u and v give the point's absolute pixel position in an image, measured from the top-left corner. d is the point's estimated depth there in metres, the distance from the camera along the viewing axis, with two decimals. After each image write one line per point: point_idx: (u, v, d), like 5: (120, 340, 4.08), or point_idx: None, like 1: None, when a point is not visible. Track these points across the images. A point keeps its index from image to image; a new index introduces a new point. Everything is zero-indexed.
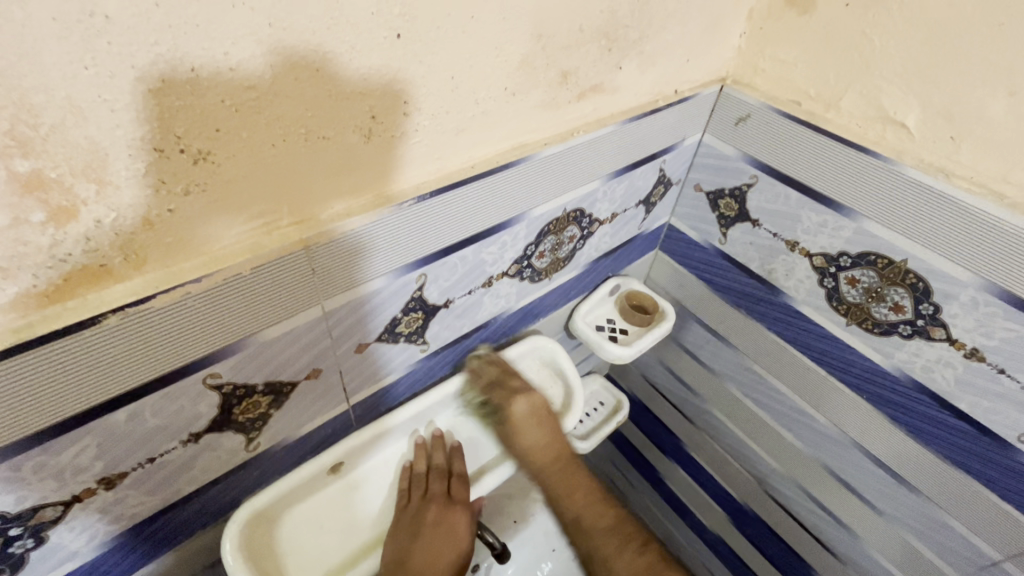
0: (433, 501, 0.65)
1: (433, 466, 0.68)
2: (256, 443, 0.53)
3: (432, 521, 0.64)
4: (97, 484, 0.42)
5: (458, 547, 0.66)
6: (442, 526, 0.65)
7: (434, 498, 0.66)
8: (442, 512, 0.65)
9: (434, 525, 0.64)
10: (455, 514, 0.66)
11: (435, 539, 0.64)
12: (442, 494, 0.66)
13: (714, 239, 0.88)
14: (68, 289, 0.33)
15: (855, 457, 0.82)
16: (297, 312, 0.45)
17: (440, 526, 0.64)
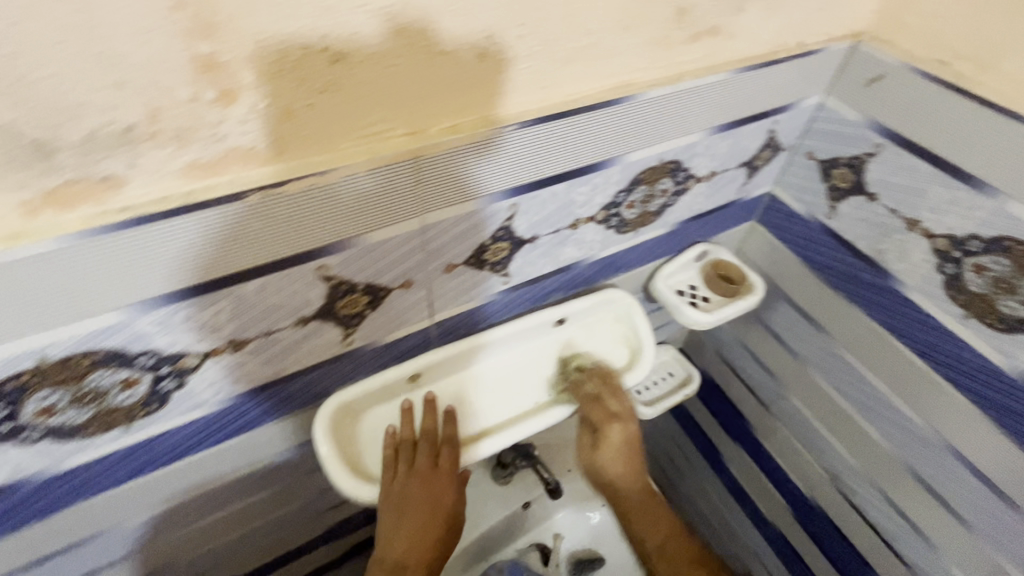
0: (404, 476, 0.64)
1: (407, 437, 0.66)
2: (351, 339, 0.59)
3: (411, 496, 0.64)
4: (226, 345, 0.49)
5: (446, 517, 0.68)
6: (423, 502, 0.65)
7: (416, 469, 0.65)
8: (414, 487, 0.64)
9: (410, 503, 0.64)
10: (430, 486, 0.65)
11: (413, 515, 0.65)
12: (412, 467, 0.65)
13: (820, 213, 0.82)
14: (224, 165, 0.39)
15: (951, 465, 0.75)
16: (400, 220, 0.50)
17: (420, 501, 0.65)
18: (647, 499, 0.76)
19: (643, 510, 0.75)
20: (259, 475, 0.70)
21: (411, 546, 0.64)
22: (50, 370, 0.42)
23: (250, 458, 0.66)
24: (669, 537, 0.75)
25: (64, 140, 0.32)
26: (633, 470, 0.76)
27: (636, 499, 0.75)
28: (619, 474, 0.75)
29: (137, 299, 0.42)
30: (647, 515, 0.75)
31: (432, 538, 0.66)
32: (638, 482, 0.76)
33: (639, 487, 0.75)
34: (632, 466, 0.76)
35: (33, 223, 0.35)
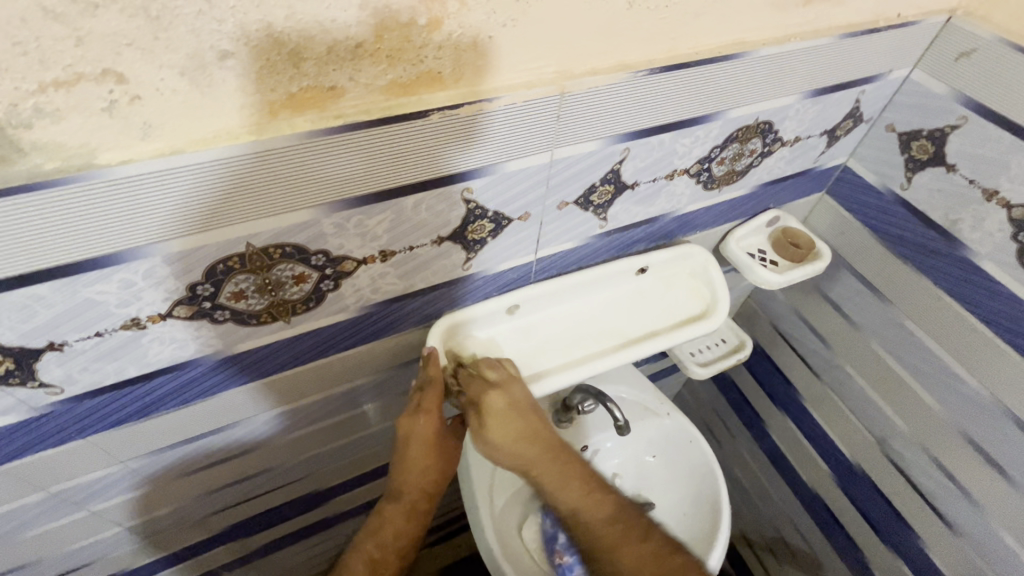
0: (406, 416, 0.70)
1: (424, 378, 0.69)
2: (469, 264, 0.66)
3: (410, 430, 0.70)
4: (378, 254, 0.57)
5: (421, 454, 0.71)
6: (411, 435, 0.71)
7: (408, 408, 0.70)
8: (412, 423, 0.69)
9: (408, 435, 0.70)
10: (426, 422, 0.70)
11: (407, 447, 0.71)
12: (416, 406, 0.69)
13: (894, 184, 0.86)
14: (417, 86, 0.45)
15: (1006, 428, 0.80)
16: (535, 153, 0.56)
17: (416, 434, 0.70)
18: (602, 508, 0.71)
19: (585, 500, 0.70)
20: (367, 387, 0.78)
21: (409, 471, 0.72)
22: (251, 257, 0.50)
23: (364, 369, 0.74)
24: (649, 552, 0.68)
25: (313, 51, 0.39)
26: (565, 467, 0.70)
27: (584, 500, 0.70)
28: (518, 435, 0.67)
29: (326, 201, 0.49)
30: (603, 522, 0.70)
31: (423, 469, 0.72)
32: (589, 478, 0.71)
33: (575, 471, 0.71)
34: (540, 443, 0.69)
35: (273, 123, 0.42)
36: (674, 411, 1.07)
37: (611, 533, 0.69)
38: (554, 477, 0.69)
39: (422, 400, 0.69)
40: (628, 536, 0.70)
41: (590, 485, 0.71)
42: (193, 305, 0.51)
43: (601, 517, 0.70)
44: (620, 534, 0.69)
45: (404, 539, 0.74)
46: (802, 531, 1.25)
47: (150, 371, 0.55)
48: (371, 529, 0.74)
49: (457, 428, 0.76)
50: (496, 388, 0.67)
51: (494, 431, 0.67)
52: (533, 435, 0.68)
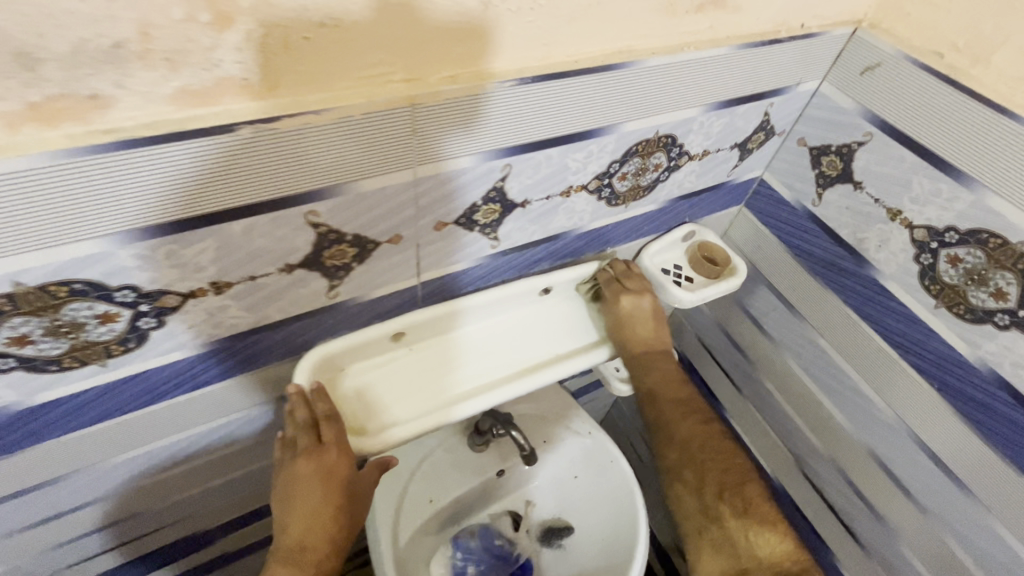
0: (302, 457, 0.61)
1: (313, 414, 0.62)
2: (336, 291, 0.58)
3: (306, 476, 0.61)
4: (209, 287, 0.49)
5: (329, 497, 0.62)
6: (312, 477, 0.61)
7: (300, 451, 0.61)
8: (308, 465, 0.61)
9: (302, 480, 0.61)
10: (328, 461, 0.61)
11: (306, 491, 0.61)
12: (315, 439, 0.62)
13: (806, 200, 0.83)
14: (216, 94, 0.37)
15: (909, 448, 0.79)
16: (394, 170, 0.49)
17: (312, 481, 0.61)
18: (682, 392, 0.80)
19: (653, 365, 0.79)
20: (237, 425, 0.70)
21: (304, 531, 0.61)
22: (25, 298, 0.41)
23: (227, 407, 0.66)
24: (682, 409, 0.78)
25: (49, 51, 0.31)
26: (660, 351, 0.80)
27: (663, 372, 0.79)
28: (645, 335, 0.79)
29: (118, 230, 0.40)
30: (687, 399, 0.80)
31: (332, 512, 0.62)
32: (664, 364, 0.80)
33: (667, 367, 0.80)
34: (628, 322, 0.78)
35: (15, 138, 0.34)
36: (595, 430, 1.03)
37: (674, 404, 0.78)
38: (655, 359, 0.79)
39: (322, 434, 0.62)
40: (682, 405, 0.79)
41: (679, 378, 0.80)
42: None
43: (681, 397, 0.79)
44: (690, 406, 0.79)
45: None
46: None
47: None
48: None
49: (368, 475, 0.68)
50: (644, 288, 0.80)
51: (622, 305, 0.78)
52: (647, 334, 0.80)
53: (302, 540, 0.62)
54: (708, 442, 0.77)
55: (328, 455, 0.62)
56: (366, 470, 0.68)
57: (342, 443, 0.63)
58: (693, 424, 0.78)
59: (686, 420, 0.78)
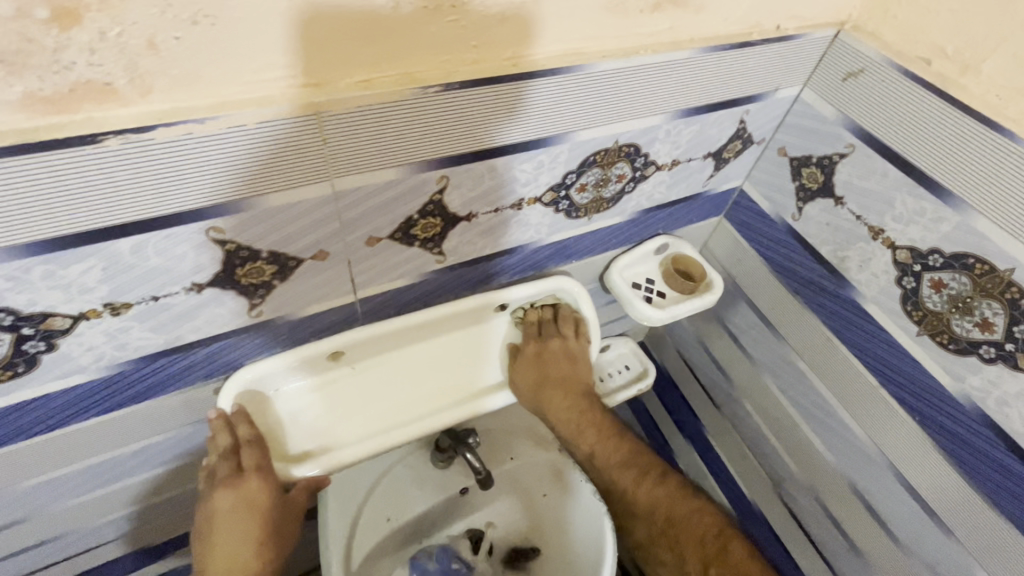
0: (224, 484, 0.59)
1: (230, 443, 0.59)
2: (259, 310, 0.54)
3: (226, 505, 0.59)
4: (103, 307, 0.45)
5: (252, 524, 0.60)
6: (232, 505, 0.60)
7: (219, 477, 0.60)
8: (231, 492, 0.59)
9: (224, 506, 0.59)
10: (248, 491, 0.60)
11: (227, 522, 0.60)
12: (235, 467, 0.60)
13: (786, 213, 0.78)
14: (73, 101, 0.33)
15: (888, 481, 0.74)
16: (306, 184, 0.45)
17: (233, 509, 0.60)
18: (623, 454, 0.76)
19: (585, 436, 0.75)
20: (168, 444, 0.66)
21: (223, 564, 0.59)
22: None
23: (153, 427, 0.62)
24: (639, 476, 0.75)
25: None
26: (585, 415, 0.76)
27: (595, 442, 0.76)
28: (559, 375, 0.74)
29: None
30: (627, 455, 0.76)
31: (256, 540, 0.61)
32: (593, 426, 0.76)
33: (594, 418, 0.76)
34: (543, 385, 0.73)
35: None
36: None
37: (623, 471, 0.75)
38: (585, 428, 0.75)
39: (244, 458, 0.60)
40: (636, 470, 0.76)
41: (612, 433, 0.76)
42: None
43: (625, 462, 0.75)
44: (635, 468, 0.76)
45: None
46: None
47: None
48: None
49: (297, 496, 0.65)
50: (553, 335, 0.74)
51: (525, 377, 0.72)
52: (559, 372, 0.74)
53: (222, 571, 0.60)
54: (669, 511, 0.73)
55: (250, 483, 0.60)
56: (297, 491, 0.66)
57: (266, 468, 0.60)
58: (653, 493, 0.74)
59: (648, 487, 0.74)
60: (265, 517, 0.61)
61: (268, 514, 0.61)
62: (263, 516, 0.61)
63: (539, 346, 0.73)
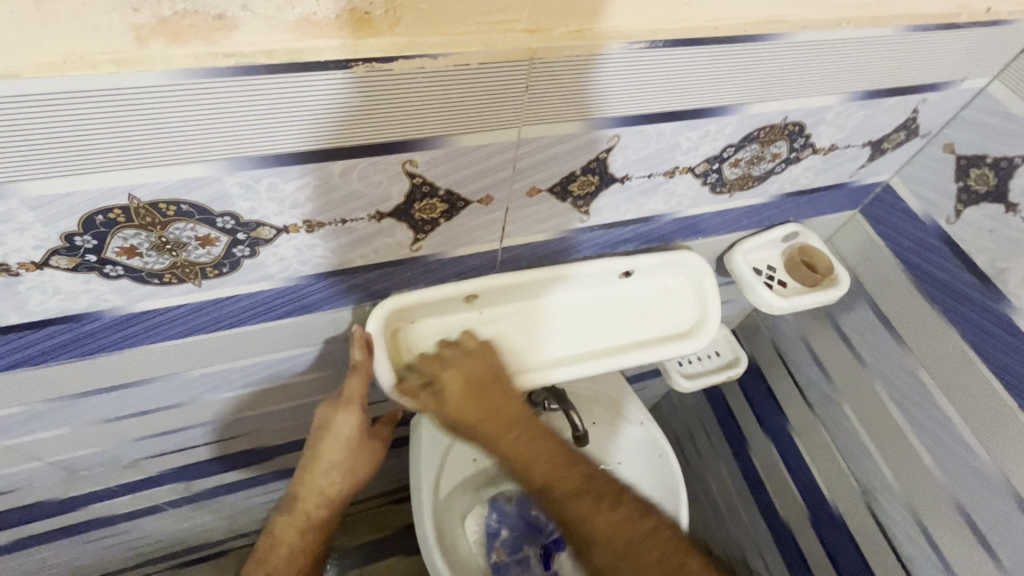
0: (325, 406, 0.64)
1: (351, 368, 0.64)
2: (419, 245, 0.58)
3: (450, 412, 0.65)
4: (303, 224, 0.49)
5: (335, 454, 0.66)
6: (324, 429, 0.65)
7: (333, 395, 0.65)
8: (330, 417, 0.64)
9: (321, 428, 0.65)
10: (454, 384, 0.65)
11: (318, 440, 0.66)
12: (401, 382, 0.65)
13: (939, 215, 0.73)
14: (336, 28, 0.36)
15: (1006, 507, 0.71)
16: (498, 128, 0.46)
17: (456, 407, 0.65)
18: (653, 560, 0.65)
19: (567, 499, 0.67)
20: (307, 358, 0.72)
21: (317, 475, 0.67)
22: (137, 211, 0.42)
23: (301, 340, 0.68)
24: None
25: None
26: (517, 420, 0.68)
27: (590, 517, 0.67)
28: (466, 376, 0.65)
29: (230, 157, 0.41)
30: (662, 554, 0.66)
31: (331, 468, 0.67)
32: (543, 483, 0.68)
33: (550, 460, 0.68)
34: (505, 427, 0.66)
35: (144, 53, 0.33)
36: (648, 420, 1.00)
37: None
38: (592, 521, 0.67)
39: (346, 387, 0.63)
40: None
41: (564, 459, 0.69)
42: (74, 257, 0.45)
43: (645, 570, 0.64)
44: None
45: (299, 558, 0.70)
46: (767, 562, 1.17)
47: (39, 320, 0.50)
48: (266, 546, 0.70)
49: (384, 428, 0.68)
50: (466, 338, 0.67)
51: (451, 410, 0.65)
52: (471, 373, 0.66)
53: (307, 480, 0.68)
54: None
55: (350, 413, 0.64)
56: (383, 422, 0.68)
57: (362, 402, 0.64)
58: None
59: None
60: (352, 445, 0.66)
61: (356, 443, 0.66)
62: (349, 446, 0.66)
63: (499, 368, 0.67)
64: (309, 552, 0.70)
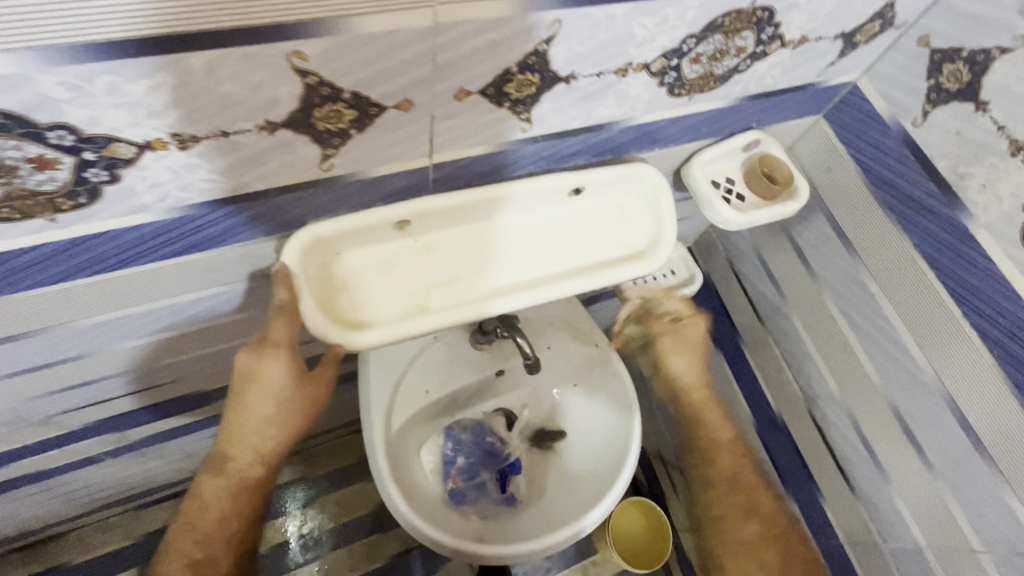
0: (249, 349, 0.56)
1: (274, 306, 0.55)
2: (331, 164, 0.49)
3: (675, 364, 0.90)
4: (170, 138, 0.39)
5: (259, 408, 0.57)
6: (248, 378, 0.57)
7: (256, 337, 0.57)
8: (255, 363, 0.57)
9: (248, 374, 0.57)
10: (677, 355, 0.90)
11: (242, 391, 0.57)
12: (690, 348, 0.90)
13: (906, 117, 0.69)
14: None
15: (938, 408, 0.74)
16: (407, 6, 0.37)
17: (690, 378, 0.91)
18: (740, 492, 0.89)
19: (718, 455, 0.91)
20: (223, 299, 0.64)
21: (246, 432, 0.58)
22: None
23: (210, 280, 0.59)
24: (733, 506, 0.89)
25: None
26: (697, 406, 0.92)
27: (727, 476, 0.90)
28: (241, 430, 0.58)
29: (36, 43, 0.30)
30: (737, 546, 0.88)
31: (257, 425, 0.58)
32: (731, 462, 0.91)
33: (731, 446, 0.92)
34: (701, 394, 0.91)
35: None
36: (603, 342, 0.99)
37: (727, 496, 0.90)
38: (734, 463, 0.91)
39: (272, 330, 0.55)
40: (733, 498, 0.90)
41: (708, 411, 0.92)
42: None
43: (733, 495, 0.89)
44: (736, 503, 0.89)
45: (230, 529, 0.61)
46: None
47: None
48: (189, 521, 0.62)
49: (323, 372, 0.59)
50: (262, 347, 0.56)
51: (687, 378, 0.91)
52: (264, 419, 0.58)
53: (229, 440, 0.59)
54: (738, 528, 0.88)
55: (277, 356, 0.57)
56: (323, 367, 0.60)
57: (291, 343, 0.56)
58: (741, 521, 0.88)
59: (726, 509, 0.90)
60: (285, 393, 0.57)
61: (293, 390, 0.58)
62: (277, 397, 0.58)
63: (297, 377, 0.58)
64: (240, 519, 0.62)
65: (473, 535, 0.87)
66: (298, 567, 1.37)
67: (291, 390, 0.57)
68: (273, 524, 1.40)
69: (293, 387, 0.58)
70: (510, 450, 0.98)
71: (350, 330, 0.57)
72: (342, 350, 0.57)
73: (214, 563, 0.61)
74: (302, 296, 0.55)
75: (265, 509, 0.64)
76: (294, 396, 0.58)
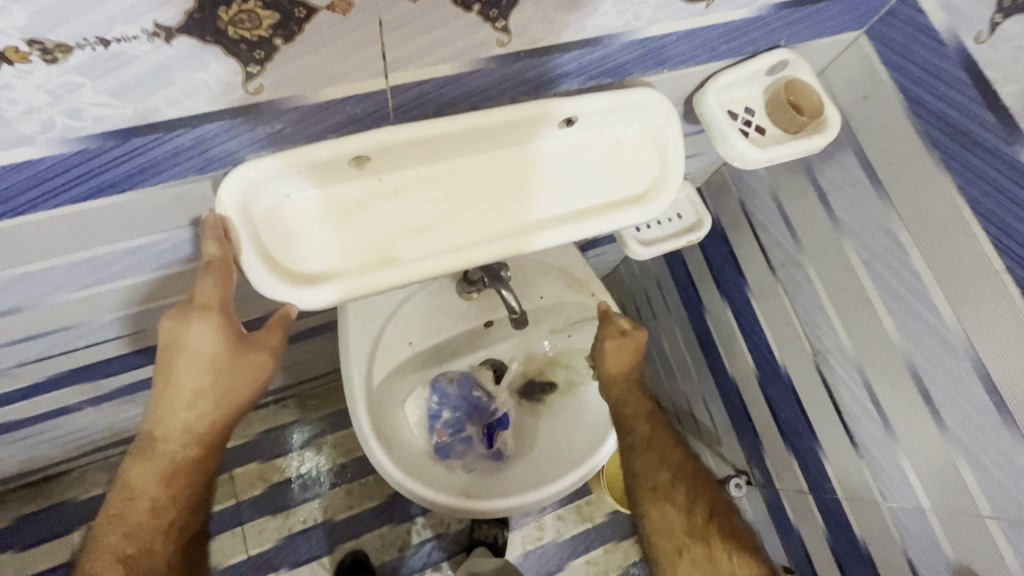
0: (173, 315, 0.50)
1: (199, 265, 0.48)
2: (259, 86, 0.40)
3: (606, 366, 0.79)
4: (30, 48, 0.31)
5: (189, 380, 0.52)
6: (172, 348, 0.50)
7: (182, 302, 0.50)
8: (181, 330, 0.50)
9: (174, 343, 0.50)
10: (611, 356, 0.79)
11: (168, 363, 0.51)
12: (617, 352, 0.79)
13: (966, 32, 0.58)
14: None
15: (961, 370, 0.67)
16: None
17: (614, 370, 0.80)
18: (661, 477, 0.79)
19: (642, 452, 0.81)
20: (165, 248, 0.57)
21: (177, 408, 0.53)
22: None
23: (142, 227, 0.52)
24: (655, 497, 0.79)
25: None
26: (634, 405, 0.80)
27: (649, 472, 0.79)
28: (169, 404, 0.53)
29: None
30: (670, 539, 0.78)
31: (189, 399, 0.53)
32: (659, 453, 0.80)
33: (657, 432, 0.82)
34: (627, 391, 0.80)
35: None
36: (600, 292, 0.92)
37: (647, 489, 0.79)
38: (656, 454, 0.80)
39: (198, 291, 0.48)
40: (654, 492, 0.79)
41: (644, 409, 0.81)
42: None
43: (655, 484, 0.79)
44: (662, 495, 0.79)
45: (167, 517, 0.58)
46: (713, 414, 1.21)
47: None
48: (117, 512, 0.57)
49: (267, 336, 0.55)
50: (186, 312, 0.50)
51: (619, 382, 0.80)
52: (197, 392, 0.53)
53: (159, 417, 0.54)
54: (670, 520, 0.78)
55: (206, 320, 0.50)
56: (265, 330, 0.55)
57: (222, 306, 0.49)
58: (666, 506, 0.78)
59: (653, 503, 0.79)
60: (219, 362, 0.51)
61: (227, 359, 0.52)
62: (209, 368, 0.52)
63: (227, 347, 0.51)
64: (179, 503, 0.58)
65: (456, 490, 0.84)
66: (301, 504, 1.39)
67: (229, 359, 0.52)
68: (273, 463, 1.41)
69: (228, 357, 0.52)
70: (496, 404, 0.91)
71: (302, 284, 0.50)
72: (294, 310, 0.54)
73: (151, 556, 0.58)
74: (237, 247, 0.48)
75: (204, 490, 0.61)
76: (230, 367, 0.52)
